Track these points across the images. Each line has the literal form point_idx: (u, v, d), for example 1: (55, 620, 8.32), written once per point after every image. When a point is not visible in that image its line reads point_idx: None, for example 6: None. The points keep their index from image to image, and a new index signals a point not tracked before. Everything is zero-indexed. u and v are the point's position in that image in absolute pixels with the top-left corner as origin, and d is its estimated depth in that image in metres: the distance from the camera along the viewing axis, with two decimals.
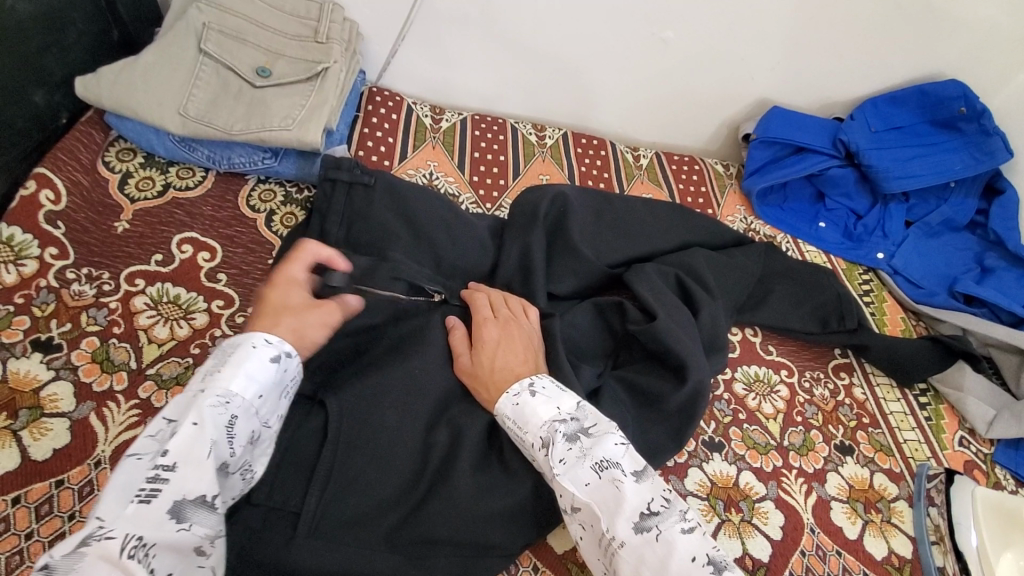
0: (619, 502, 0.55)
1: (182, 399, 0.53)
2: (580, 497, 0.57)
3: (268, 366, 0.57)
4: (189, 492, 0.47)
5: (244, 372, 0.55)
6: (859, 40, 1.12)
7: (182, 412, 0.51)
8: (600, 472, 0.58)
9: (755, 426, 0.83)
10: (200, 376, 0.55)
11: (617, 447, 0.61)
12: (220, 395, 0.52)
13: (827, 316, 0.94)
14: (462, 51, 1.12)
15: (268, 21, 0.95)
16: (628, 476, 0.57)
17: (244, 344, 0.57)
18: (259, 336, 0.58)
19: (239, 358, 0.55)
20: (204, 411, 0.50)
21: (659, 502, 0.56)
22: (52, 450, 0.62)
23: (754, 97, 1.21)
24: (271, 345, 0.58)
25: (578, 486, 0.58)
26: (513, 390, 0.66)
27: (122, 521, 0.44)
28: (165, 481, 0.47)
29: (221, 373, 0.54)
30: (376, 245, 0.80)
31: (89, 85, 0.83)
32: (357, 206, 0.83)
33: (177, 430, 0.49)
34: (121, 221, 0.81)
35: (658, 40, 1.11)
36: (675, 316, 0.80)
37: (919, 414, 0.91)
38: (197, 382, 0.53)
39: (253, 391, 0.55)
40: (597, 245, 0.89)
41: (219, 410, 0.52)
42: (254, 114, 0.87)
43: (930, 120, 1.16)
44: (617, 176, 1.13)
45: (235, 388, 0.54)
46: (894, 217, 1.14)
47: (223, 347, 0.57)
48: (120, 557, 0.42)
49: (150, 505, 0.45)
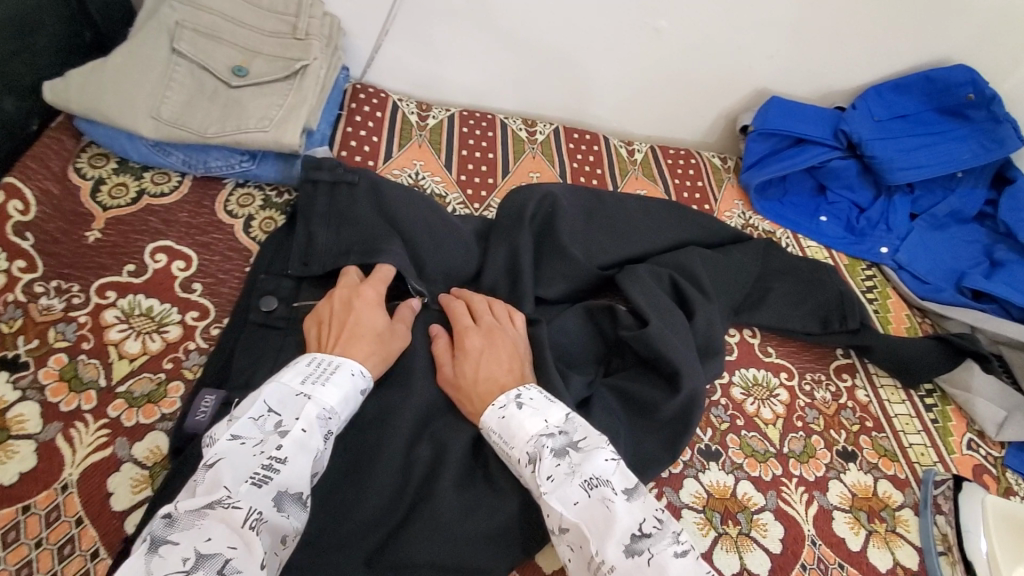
0: (609, 523, 0.52)
1: (286, 394, 0.57)
2: (568, 516, 0.54)
3: (357, 393, 0.62)
4: (292, 487, 0.52)
5: (342, 392, 0.60)
6: (863, 23, 1.07)
7: (287, 409, 0.56)
8: (589, 491, 0.55)
9: (753, 433, 0.79)
10: (298, 378, 0.59)
11: (608, 462, 0.58)
12: (324, 410, 0.58)
13: (828, 316, 0.91)
14: (449, 44, 1.08)
15: (245, 18, 0.92)
16: (619, 495, 0.55)
17: (344, 366, 0.62)
18: (355, 363, 0.63)
19: (336, 377, 0.60)
20: (313, 421, 0.56)
21: (651, 522, 0.53)
22: (18, 474, 0.59)
23: (752, 87, 1.17)
24: (365, 376, 0.63)
25: (566, 505, 0.55)
26: (499, 402, 0.63)
27: (244, 495, 0.49)
28: (276, 472, 0.52)
29: (326, 387, 0.59)
30: (370, 242, 0.77)
31: (58, 89, 0.80)
32: (342, 206, 0.79)
33: (289, 430, 0.54)
34: (93, 230, 0.78)
35: (651, 29, 1.06)
36: (669, 321, 0.77)
37: (925, 415, 0.88)
38: (300, 386, 0.58)
39: (347, 411, 0.60)
40: (587, 246, 0.86)
41: (323, 424, 0.57)
42: (230, 115, 0.84)
43: (936, 108, 1.12)
44: (610, 172, 1.10)
45: (335, 406, 0.59)
46: (898, 210, 1.10)
47: (320, 357, 0.62)
48: (242, 527, 0.47)
49: (262, 489, 0.50)
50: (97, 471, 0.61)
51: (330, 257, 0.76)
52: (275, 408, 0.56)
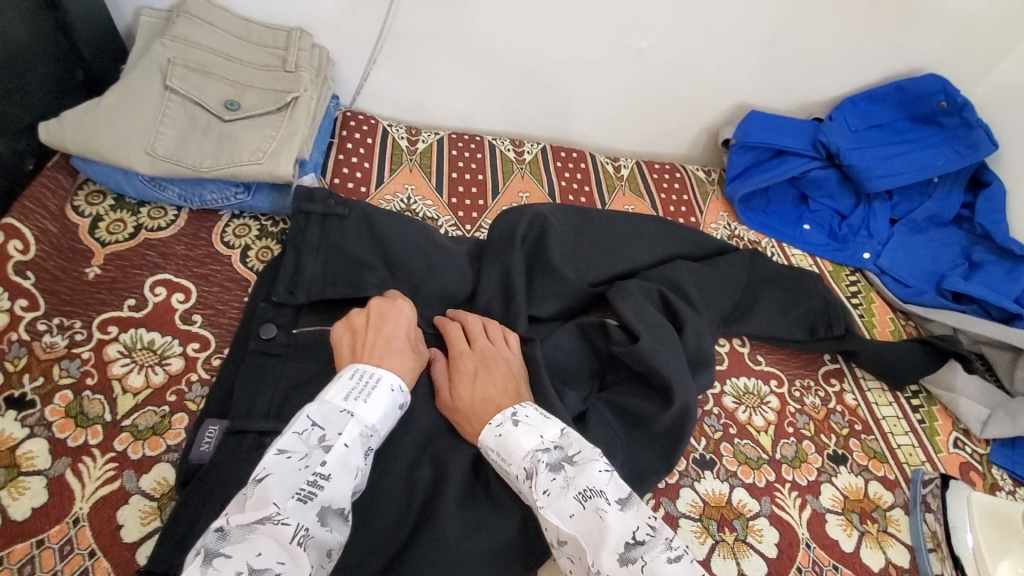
0: (603, 533, 0.54)
1: (328, 409, 0.58)
2: (564, 529, 0.56)
3: (395, 407, 0.63)
4: (335, 503, 0.53)
5: (382, 407, 0.61)
6: (836, 37, 1.11)
7: (330, 424, 0.57)
8: (583, 503, 0.56)
9: (746, 440, 0.81)
10: (341, 394, 0.60)
11: (602, 473, 0.59)
12: (366, 427, 0.59)
13: (814, 323, 0.93)
14: (435, 71, 1.11)
15: (235, 53, 0.94)
16: (612, 505, 0.56)
17: (384, 380, 0.63)
18: (395, 378, 0.64)
19: (376, 392, 0.61)
20: (355, 437, 0.57)
21: (644, 530, 0.54)
22: (31, 510, 0.60)
23: (733, 102, 1.20)
24: (403, 391, 0.64)
25: (562, 518, 0.56)
26: (496, 421, 0.65)
27: (292, 512, 0.49)
28: (321, 488, 0.52)
29: (367, 403, 0.60)
30: (356, 273, 0.79)
31: (52, 130, 0.81)
32: (332, 238, 0.81)
33: (332, 446, 0.55)
34: (92, 267, 0.79)
35: (632, 50, 1.10)
36: (659, 335, 0.79)
37: (912, 417, 0.90)
38: (343, 402, 0.59)
39: (386, 427, 0.61)
40: (578, 264, 0.89)
41: (365, 441, 0.58)
42: (224, 149, 0.86)
43: (910, 116, 1.15)
44: (598, 189, 1.12)
45: (375, 422, 0.60)
46: (878, 216, 1.14)
47: (360, 371, 0.63)
48: (290, 543, 0.47)
49: (308, 505, 0.51)
50: (106, 504, 0.62)
51: (315, 288, 0.78)
52: (318, 422, 0.57)
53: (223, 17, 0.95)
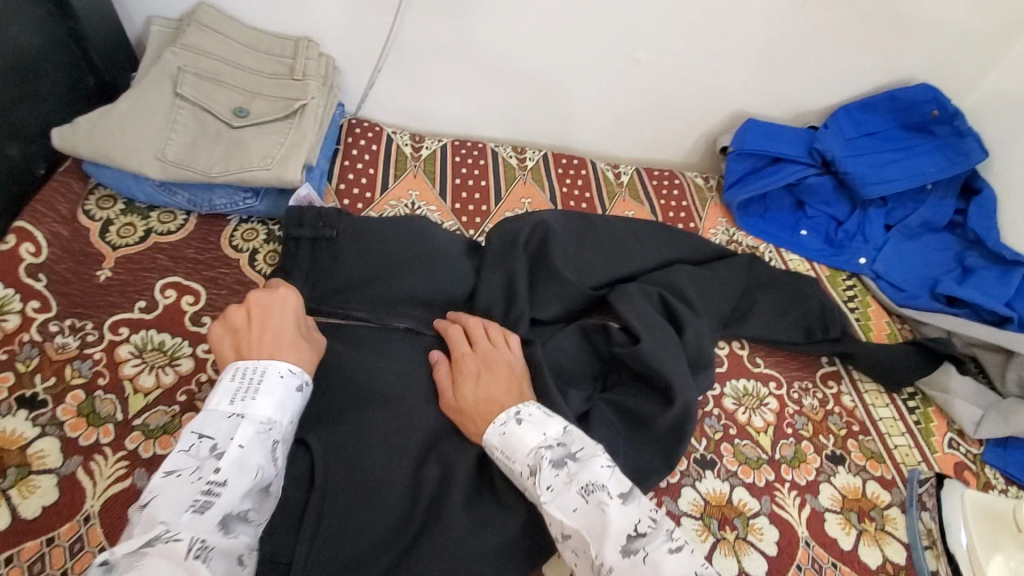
0: (605, 526, 0.55)
1: (216, 417, 0.56)
2: (568, 523, 0.57)
3: (295, 394, 0.61)
4: (235, 508, 0.51)
5: (276, 399, 0.59)
6: (830, 48, 1.14)
7: (219, 431, 0.55)
8: (586, 497, 0.57)
9: (746, 441, 0.83)
10: (228, 397, 0.58)
11: (604, 468, 0.60)
12: (262, 422, 0.57)
13: (811, 326, 0.95)
14: (439, 80, 1.13)
15: (244, 61, 0.96)
16: (614, 499, 0.57)
17: (270, 371, 0.60)
18: (283, 364, 0.62)
19: (267, 386, 0.59)
20: (250, 436, 0.55)
21: (646, 523, 0.56)
22: (42, 508, 0.61)
23: (730, 111, 1.23)
24: (295, 374, 0.62)
25: (566, 512, 0.57)
26: (500, 420, 0.66)
27: (184, 526, 0.47)
28: (217, 495, 0.51)
29: (257, 400, 0.58)
30: (342, 297, 0.82)
31: (67, 136, 0.83)
32: (321, 261, 0.83)
33: (223, 451, 0.53)
34: (103, 270, 0.80)
35: (631, 59, 1.12)
36: (659, 337, 0.80)
37: (908, 418, 0.92)
38: (229, 406, 0.57)
39: (288, 417, 0.59)
40: (580, 268, 0.90)
41: (263, 436, 0.56)
42: (233, 154, 0.88)
43: (902, 125, 1.18)
44: (598, 196, 1.14)
45: (273, 414, 0.58)
46: (874, 222, 1.16)
47: (242, 369, 0.60)
48: (186, 558, 0.46)
49: (204, 515, 0.49)
50: (117, 502, 0.63)
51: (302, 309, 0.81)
52: (204, 432, 0.54)
53: (232, 27, 0.97)
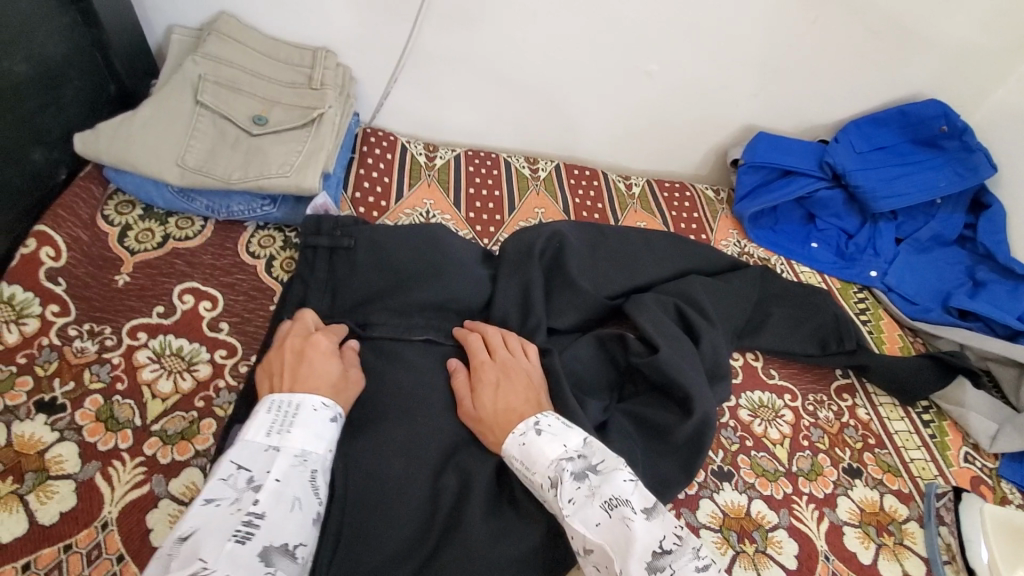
0: (630, 541, 0.54)
1: (252, 450, 0.56)
2: (591, 538, 0.56)
3: (329, 425, 0.62)
4: (277, 539, 0.50)
5: (311, 431, 0.60)
6: (839, 64, 1.15)
7: (256, 463, 0.55)
8: (610, 511, 0.57)
9: (763, 453, 0.82)
10: (263, 430, 0.58)
11: (626, 482, 0.59)
12: (298, 454, 0.57)
13: (825, 338, 0.95)
14: (453, 91, 1.14)
15: (263, 70, 0.97)
16: (638, 514, 0.56)
17: (305, 404, 0.62)
18: (316, 398, 0.63)
19: (303, 419, 0.60)
20: (287, 468, 0.55)
21: (671, 539, 0.55)
22: (59, 514, 0.61)
23: (741, 124, 1.24)
24: (329, 407, 0.63)
25: (589, 527, 0.56)
26: (519, 429, 0.65)
27: (223, 558, 0.45)
28: (257, 527, 0.49)
29: (293, 432, 0.58)
30: (363, 310, 0.82)
31: (88, 141, 0.83)
32: (339, 272, 0.83)
33: (261, 483, 0.53)
34: (122, 274, 0.81)
35: (643, 72, 1.13)
36: (677, 348, 0.79)
37: (923, 431, 0.92)
38: (266, 438, 0.57)
39: (323, 449, 0.60)
40: (595, 278, 0.90)
41: (301, 467, 0.56)
42: (252, 161, 0.88)
43: (912, 139, 1.19)
44: (610, 206, 1.15)
45: (308, 446, 0.59)
46: (884, 235, 1.16)
47: (278, 402, 0.61)
48: None
49: (246, 547, 0.47)
50: (136, 508, 0.63)
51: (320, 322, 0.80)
52: (242, 464, 0.54)
53: (252, 37, 0.98)
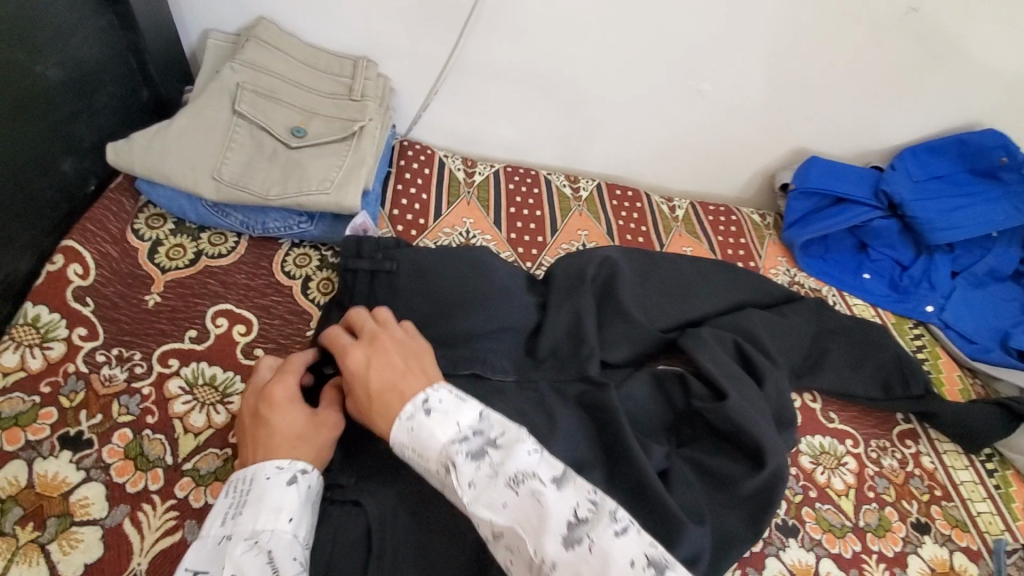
0: (543, 517, 0.49)
1: (206, 547, 0.52)
2: (499, 520, 0.51)
3: (287, 489, 0.55)
4: None
5: (266, 504, 0.54)
6: (899, 88, 1.09)
7: (211, 563, 0.51)
8: (516, 488, 0.51)
9: (828, 505, 0.78)
10: (218, 521, 0.54)
11: (529, 454, 0.55)
12: (250, 537, 0.52)
13: (889, 380, 0.90)
14: (494, 105, 1.09)
15: (302, 79, 0.92)
16: (547, 485, 0.52)
17: (256, 475, 0.56)
18: (269, 463, 0.57)
19: (258, 493, 0.55)
20: (238, 559, 0.50)
21: (585, 508, 0.52)
22: (83, 566, 0.56)
23: (791, 146, 1.19)
24: (284, 466, 0.57)
25: (495, 509, 0.51)
26: (405, 413, 0.57)
27: None
28: None
29: (244, 514, 0.53)
30: None
31: (121, 152, 0.79)
32: (380, 296, 0.78)
33: None
34: (152, 294, 0.76)
35: (694, 91, 1.08)
36: (744, 393, 0.74)
37: (988, 482, 0.87)
38: (219, 529, 0.53)
39: (283, 520, 0.53)
40: (648, 309, 0.85)
41: (254, 551, 0.51)
42: (291, 176, 0.83)
43: (969, 169, 1.13)
44: (655, 230, 1.10)
45: (262, 524, 0.53)
46: (940, 268, 1.11)
47: (233, 483, 0.57)
48: None
49: None
50: (167, 559, 0.58)
51: None
52: (194, 568, 0.50)
53: (293, 45, 0.94)
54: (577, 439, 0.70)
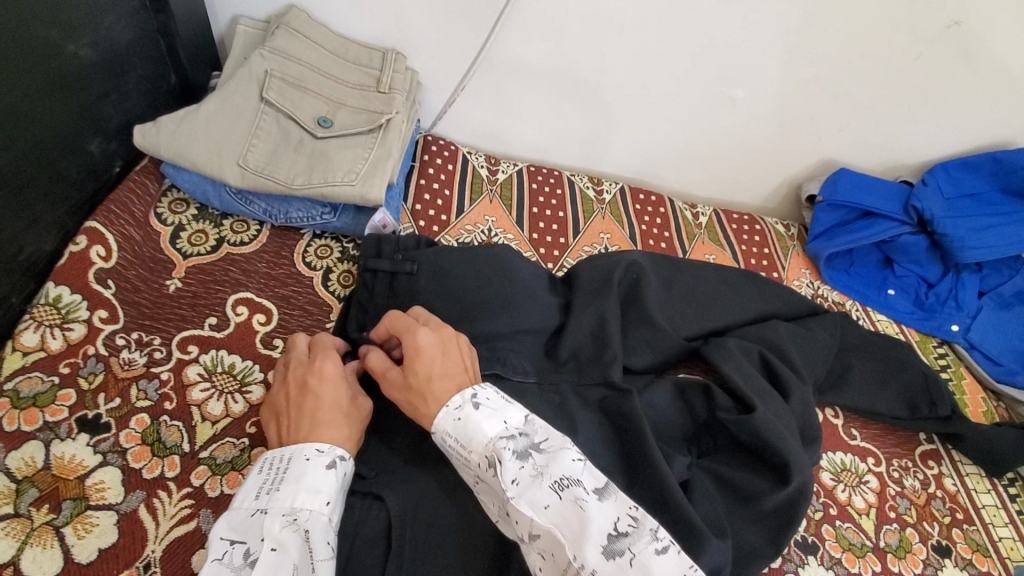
0: (585, 525, 0.49)
1: (242, 517, 0.51)
2: (540, 522, 0.50)
3: (325, 472, 0.54)
4: None
5: (303, 484, 0.52)
6: (934, 102, 1.07)
7: (249, 533, 0.50)
8: (559, 493, 0.51)
9: (848, 524, 0.77)
10: (254, 493, 0.53)
11: (575, 461, 0.54)
12: (287, 513, 0.51)
13: (914, 400, 0.88)
14: (521, 104, 1.08)
15: (330, 69, 0.92)
16: (590, 495, 0.52)
17: (296, 455, 0.55)
18: (309, 445, 0.56)
19: (297, 472, 0.54)
20: (279, 534, 0.49)
21: (626, 521, 0.51)
22: (97, 551, 0.55)
23: (818, 157, 1.17)
24: (324, 450, 0.56)
25: (537, 509, 0.51)
26: (454, 403, 0.57)
27: None
28: None
29: (281, 490, 0.52)
30: None
31: (148, 134, 0.79)
32: (399, 298, 0.77)
33: (256, 557, 0.49)
34: (173, 279, 0.76)
35: (725, 97, 1.07)
36: (772, 407, 0.73)
37: (1011, 507, 0.85)
38: (256, 502, 0.52)
39: (318, 503, 0.52)
40: (671, 316, 0.84)
41: (292, 527, 0.50)
42: (316, 166, 0.82)
43: (1002, 188, 1.09)
44: (677, 236, 1.09)
45: (299, 502, 0.51)
46: (968, 288, 1.08)
47: (271, 460, 0.56)
48: None
49: None
50: (181, 548, 0.57)
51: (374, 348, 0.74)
52: (233, 537, 0.50)
53: (322, 33, 0.93)
54: (598, 445, 0.68)
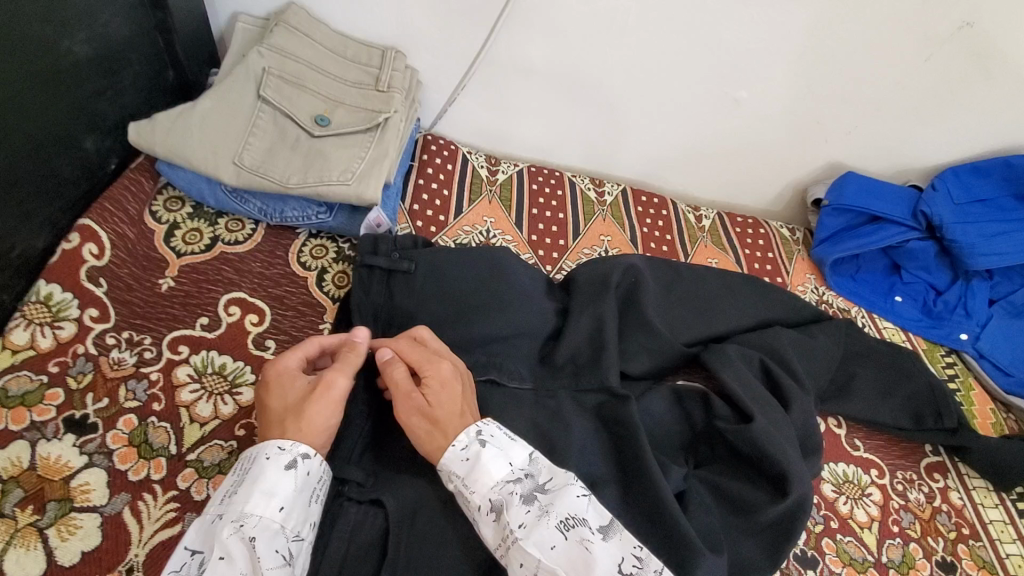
0: (590, 567, 0.49)
1: (203, 525, 0.51)
2: (546, 564, 0.49)
3: (282, 474, 0.53)
4: None
5: (258, 488, 0.51)
6: (946, 105, 1.05)
7: (206, 542, 0.50)
8: (566, 533, 0.51)
9: (849, 538, 0.75)
10: (218, 498, 0.53)
11: (580, 497, 0.54)
12: (236, 520, 0.50)
13: (920, 411, 0.86)
14: (522, 104, 1.07)
15: (329, 67, 0.91)
16: (596, 535, 0.52)
17: (256, 456, 0.54)
18: (271, 445, 0.54)
19: (254, 474, 0.53)
20: (225, 543, 0.49)
21: (631, 561, 0.51)
22: (80, 554, 0.55)
23: (825, 161, 1.15)
24: (282, 450, 0.54)
25: (543, 550, 0.50)
26: (461, 443, 0.56)
27: None
28: None
29: (236, 496, 0.51)
30: None
31: (143, 132, 0.78)
32: (396, 298, 0.76)
33: (206, 566, 0.48)
34: (166, 278, 0.75)
35: (730, 98, 1.05)
36: (771, 416, 0.71)
37: (1020, 523, 0.82)
38: (215, 508, 0.52)
39: (271, 508, 0.51)
40: (670, 321, 0.82)
41: (237, 536, 0.49)
42: (312, 165, 0.81)
43: (1014, 194, 1.06)
44: (679, 239, 1.07)
45: (251, 508, 0.50)
46: (977, 295, 1.06)
47: (240, 463, 0.55)
48: None
49: None
50: (164, 552, 0.56)
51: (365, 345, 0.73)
52: (194, 547, 0.50)
53: (321, 31, 0.92)
54: (592, 453, 0.67)
